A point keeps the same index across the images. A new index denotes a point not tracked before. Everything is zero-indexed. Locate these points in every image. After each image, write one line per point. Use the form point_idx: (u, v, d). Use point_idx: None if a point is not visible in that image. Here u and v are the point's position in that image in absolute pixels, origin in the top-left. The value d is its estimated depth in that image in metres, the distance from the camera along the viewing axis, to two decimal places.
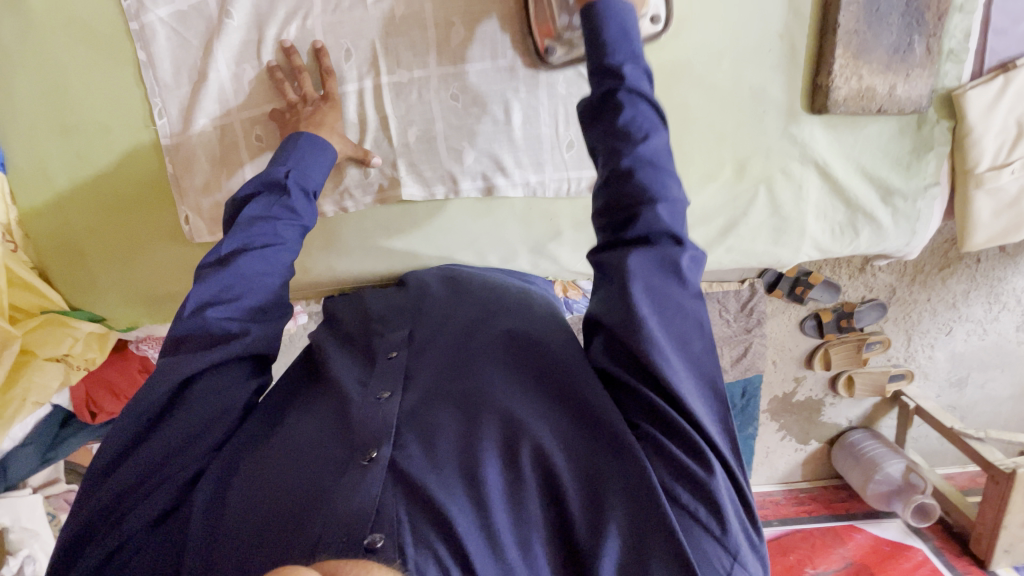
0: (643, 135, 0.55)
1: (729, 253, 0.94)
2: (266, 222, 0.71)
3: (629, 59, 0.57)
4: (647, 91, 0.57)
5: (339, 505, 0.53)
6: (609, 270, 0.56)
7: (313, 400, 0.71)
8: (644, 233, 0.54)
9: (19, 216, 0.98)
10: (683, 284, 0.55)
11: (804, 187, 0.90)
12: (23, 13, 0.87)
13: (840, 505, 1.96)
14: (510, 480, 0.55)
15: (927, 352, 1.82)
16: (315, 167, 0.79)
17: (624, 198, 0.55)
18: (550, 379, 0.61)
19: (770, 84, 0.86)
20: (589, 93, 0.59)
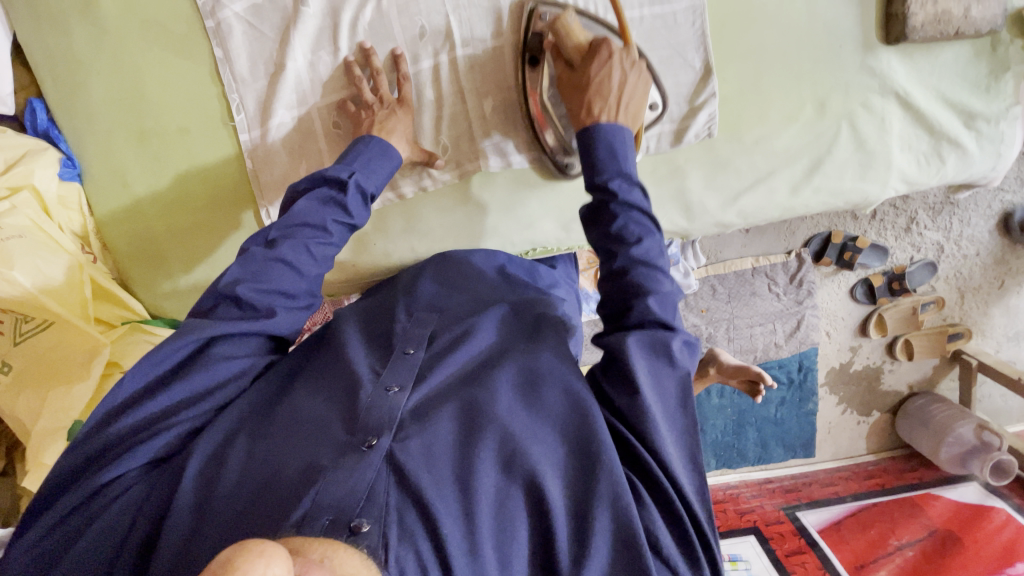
0: (635, 238, 0.66)
1: (817, 193, 0.94)
2: (316, 215, 0.73)
3: (618, 177, 0.69)
4: (637, 203, 0.68)
5: (331, 484, 0.54)
6: (609, 352, 0.64)
7: (317, 380, 0.69)
8: (637, 321, 0.64)
9: (96, 226, 0.98)
10: (670, 363, 0.63)
11: (887, 119, 0.90)
12: (99, 21, 0.89)
13: (912, 475, 1.86)
14: (501, 484, 0.57)
15: (982, 308, 1.78)
16: (375, 171, 0.79)
17: (620, 292, 0.66)
18: (551, 379, 0.65)
19: (844, 18, 0.86)
20: (589, 203, 0.71)
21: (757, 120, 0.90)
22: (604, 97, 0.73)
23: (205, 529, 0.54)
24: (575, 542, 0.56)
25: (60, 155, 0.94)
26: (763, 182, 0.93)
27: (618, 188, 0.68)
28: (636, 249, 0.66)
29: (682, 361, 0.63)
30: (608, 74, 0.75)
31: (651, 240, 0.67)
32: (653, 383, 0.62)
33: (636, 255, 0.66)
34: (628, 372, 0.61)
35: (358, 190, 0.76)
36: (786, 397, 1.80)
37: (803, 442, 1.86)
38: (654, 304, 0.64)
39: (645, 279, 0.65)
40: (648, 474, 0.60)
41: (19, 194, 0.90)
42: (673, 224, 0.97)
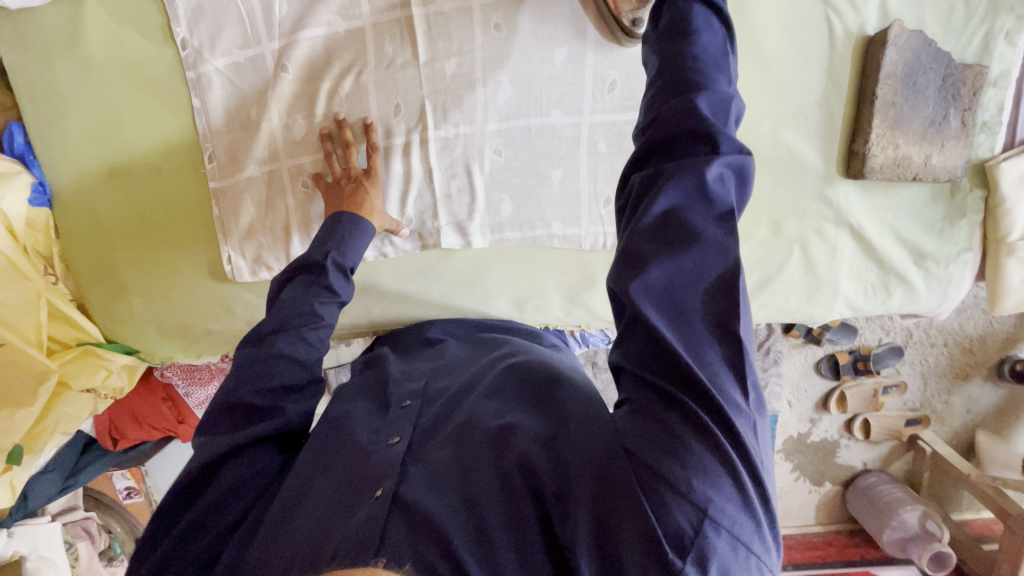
0: (694, 30, 0.52)
1: (764, 308, 0.96)
2: (303, 301, 0.71)
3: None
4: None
5: (349, 533, 0.54)
6: (635, 188, 0.51)
7: (318, 444, 0.68)
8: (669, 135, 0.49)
9: (62, 249, 1.00)
10: (705, 201, 0.47)
11: (839, 247, 0.92)
12: (81, 57, 0.90)
13: (854, 551, 1.91)
14: (502, 498, 0.53)
15: (945, 398, 1.79)
16: (356, 248, 0.78)
17: (664, 99, 0.51)
18: (524, 395, 0.65)
19: (807, 149, 0.88)
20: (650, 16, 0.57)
21: None
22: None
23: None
24: (568, 517, 0.50)
25: (32, 179, 0.95)
26: None
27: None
28: (692, 45, 0.51)
29: (719, 193, 0.47)
30: None
31: (714, 43, 0.52)
32: (681, 223, 0.47)
33: (693, 48, 0.51)
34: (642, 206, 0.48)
35: (337, 267, 0.75)
36: None
37: None
38: (703, 107, 0.48)
39: (699, 72, 0.50)
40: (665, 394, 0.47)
41: None
42: None
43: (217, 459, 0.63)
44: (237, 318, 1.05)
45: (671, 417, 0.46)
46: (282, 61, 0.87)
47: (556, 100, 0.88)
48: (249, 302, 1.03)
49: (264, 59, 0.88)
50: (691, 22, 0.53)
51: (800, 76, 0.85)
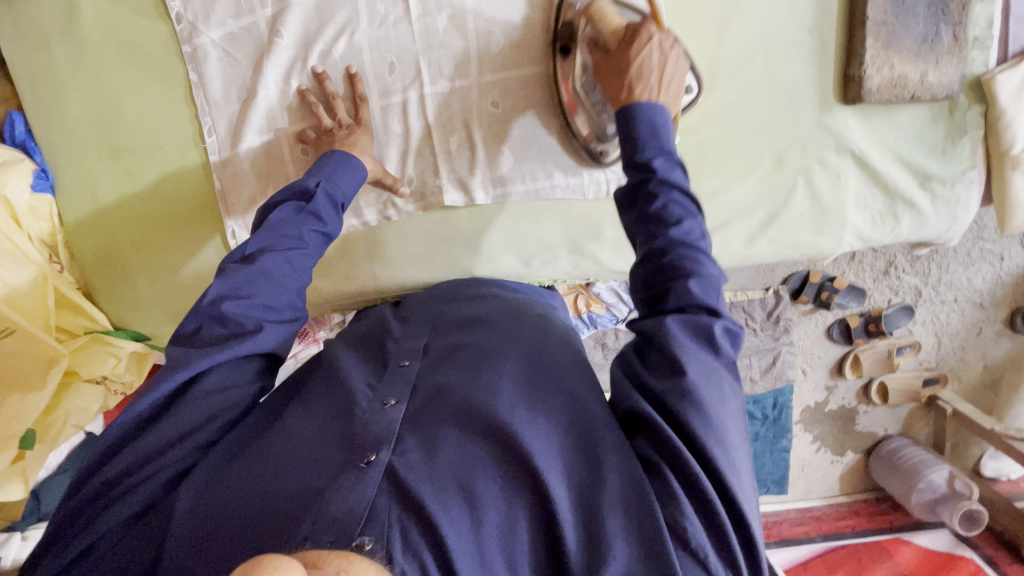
0: (675, 218, 0.61)
1: (773, 245, 0.94)
2: (292, 226, 0.73)
3: (661, 157, 0.63)
4: (679, 182, 0.63)
5: (331, 503, 0.54)
6: (649, 336, 0.60)
7: (311, 394, 0.70)
8: (676, 305, 0.59)
9: (65, 236, 0.99)
10: (714, 352, 0.58)
11: (843, 176, 0.91)
12: (78, 39, 0.91)
13: (883, 517, 1.88)
14: (508, 490, 0.57)
15: (959, 354, 1.77)
16: (343, 179, 0.80)
17: (660, 274, 0.60)
18: (549, 387, 0.65)
19: (803, 77, 0.88)
20: (625, 184, 0.65)
21: (716, 171, 0.91)
22: (645, 79, 0.68)
23: (206, 552, 0.54)
24: (586, 539, 0.54)
25: (35, 166, 0.96)
26: (719, 231, 0.93)
27: (658, 166, 0.63)
28: (675, 231, 0.61)
29: (728, 349, 0.58)
30: (648, 54, 0.70)
31: (691, 223, 0.62)
32: (706, 372, 0.56)
33: (678, 236, 0.61)
34: (671, 355, 0.56)
35: (326, 197, 0.77)
36: (761, 433, 1.78)
37: (776, 480, 1.86)
38: (696, 288, 0.58)
39: (691, 259, 0.59)
40: (673, 459, 0.56)
41: None
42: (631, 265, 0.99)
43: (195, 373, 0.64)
44: None
45: (677, 485, 0.55)
46: (277, 27, 0.88)
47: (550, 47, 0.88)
48: None
49: (258, 26, 0.89)
50: (669, 209, 0.62)
51: (789, 4, 0.86)
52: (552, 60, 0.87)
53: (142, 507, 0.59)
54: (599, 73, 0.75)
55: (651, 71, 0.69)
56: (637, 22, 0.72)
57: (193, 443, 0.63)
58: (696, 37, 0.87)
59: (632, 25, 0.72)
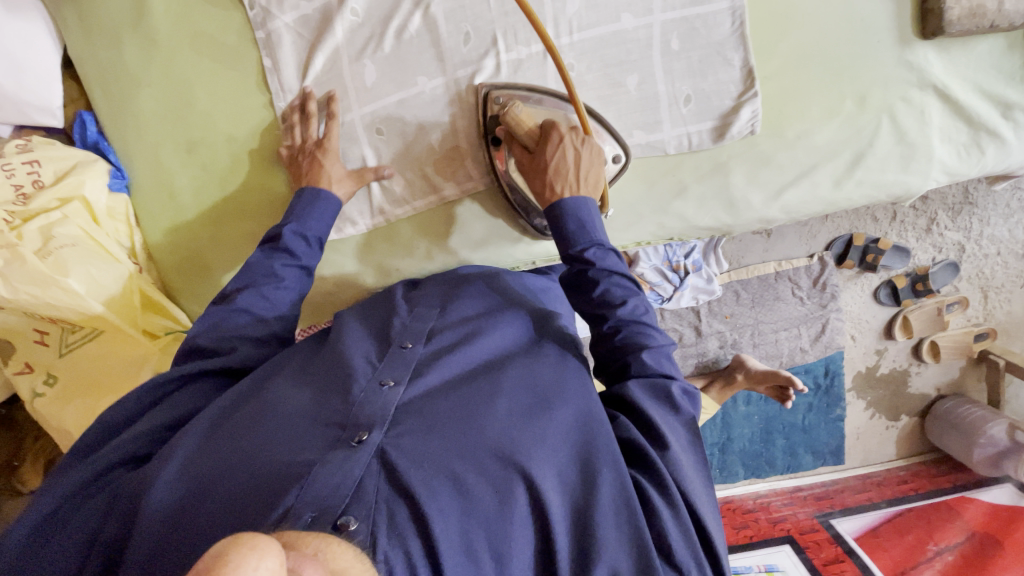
0: (619, 300, 0.75)
1: (860, 186, 0.95)
2: (264, 264, 0.84)
3: (592, 248, 0.77)
4: (614, 269, 0.77)
5: (318, 477, 0.57)
6: (618, 399, 0.73)
7: (309, 373, 0.75)
8: (637, 375, 0.73)
9: (144, 237, 0.99)
10: (677, 409, 0.72)
11: (926, 111, 0.91)
12: (148, 34, 0.91)
13: (944, 479, 1.77)
14: (493, 475, 0.61)
15: (1005, 306, 1.74)
16: (316, 216, 0.87)
17: (617, 350, 0.75)
18: (540, 381, 0.71)
19: (881, 14, 0.88)
20: (569, 274, 0.79)
21: (798, 116, 0.91)
22: (563, 177, 0.79)
23: (193, 511, 0.58)
24: (576, 533, 0.60)
25: (110, 166, 0.95)
26: (806, 176, 0.94)
27: (595, 257, 0.77)
28: (618, 311, 0.75)
29: (686, 408, 0.71)
30: (562, 153, 0.80)
31: (631, 299, 0.76)
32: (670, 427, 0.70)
33: (625, 316, 0.75)
34: (642, 413, 0.69)
35: (298, 235, 0.86)
36: (814, 403, 1.74)
37: (832, 450, 1.79)
38: (649, 359, 0.73)
39: (638, 337, 0.74)
40: (652, 470, 0.66)
41: (70, 205, 0.89)
42: (716, 219, 0.98)
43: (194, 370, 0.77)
44: (327, 281, 1.03)
45: (653, 495, 0.64)
46: (350, 5, 0.88)
47: (624, 4, 0.88)
48: (338, 263, 1.02)
49: (332, 7, 0.89)
50: (612, 292, 0.76)
51: None
52: (484, 149, 0.92)
53: (133, 460, 0.69)
54: (524, 169, 0.84)
55: (567, 169, 0.80)
56: (550, 121, 0.82)
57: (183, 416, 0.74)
58: None
59: (544, 125, 0.82)
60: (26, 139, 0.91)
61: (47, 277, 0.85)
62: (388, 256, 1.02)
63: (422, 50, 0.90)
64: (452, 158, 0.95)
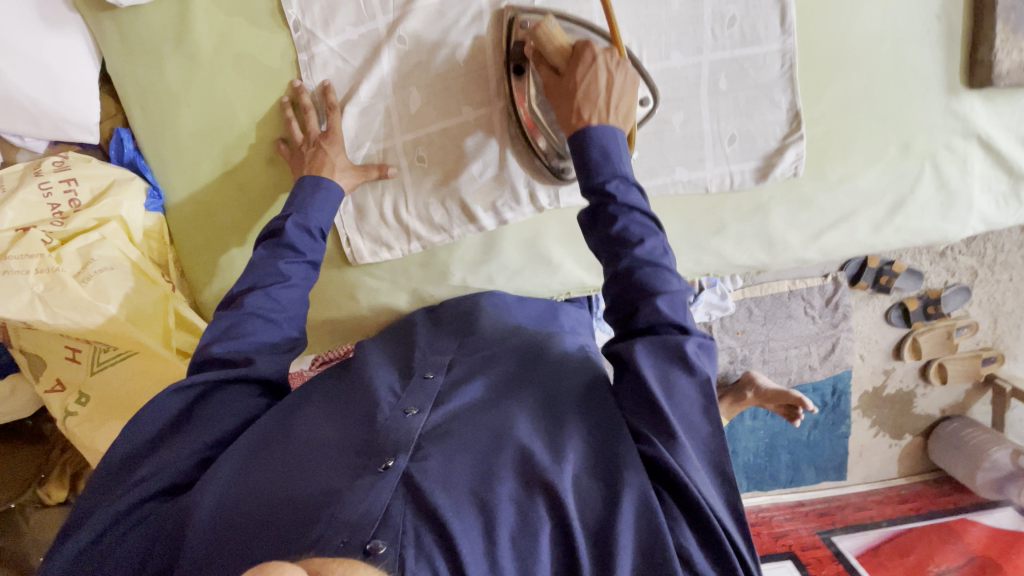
0: (637, 237, 0.64)
1: (898, 232, 0.95)
2: (268, 263, 0.76)
3: (614, 179, 0.67)
4: (636, 204, 0.66)
5: (348, 507, 0.57)
6: (623, 365, 0.65)
7: (333, 402, 0.74)
8: (648, 324, 0.63)
9: (177, 254, 0.99)
10: (688, 370, 0.62)
11: (969, 160, 0.91)
12: (190, 53, 0.89)
13: (946, 499, 1.76)
14: (520, 502, 0.59)
15: (1015, 332, 1.71)
16: (317, 207, 0.82)
17: (630, 294, 0.64)
18: (568, 404, 0.68)
19: (929, 63, 0.88)
20: (585, 209, 0.69)
21: (841, 159, 0.91)
22: (593, 102, 0.69)
23: (229, 542, 0.57)
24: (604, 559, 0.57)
25: (146, 184, 0.94)
26: (846, 220, 0.94)
27: (615, 190, 0.66)
28: (637, 248, 0.64)
29: (701, 367, 0.62)
30: (593, 76, 0.70)
31: (652, 240, 0.65)
32: (674, 399, 0.63)
33: (641, 256, 0.64)
34: (638, 381, 0.62)
35: (301, 228, 0.80)
36: (820, 419, 1.71)
37: (835, 466, 1.77)
38: (664, 306, 0.63)
39: (654, 280, 0.63)
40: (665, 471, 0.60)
41: (108, 225, 0.89)
42: (753, 258, 0.98)
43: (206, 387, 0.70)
44: (361, 305, 1.03)
45: (671, 504, 0.61)
46: (399, 34, 0.87)
47: (675, 41, 0.87)
48: (372, 287, 1.02)
49: (378, 34, 0.88)
50: (630, 230, 0.65)
51: None
52: (507, 81, 0.86)
53: (165, 492, 0.65)
54: (551, 93, 0.75)
55: (599, 91, 0.70)
56: (583, 41, 0.73)
57: (215, 435, 0.69)
58: (821, 28, 0.87)
59: (577, 43, 0.73)
60: (62, 156, 0.90)
61: (88, 301, 0.85)
62: (424, 282, 1.02)
63: (467, 80, 0.89)
64: (493, 189, 0.95)
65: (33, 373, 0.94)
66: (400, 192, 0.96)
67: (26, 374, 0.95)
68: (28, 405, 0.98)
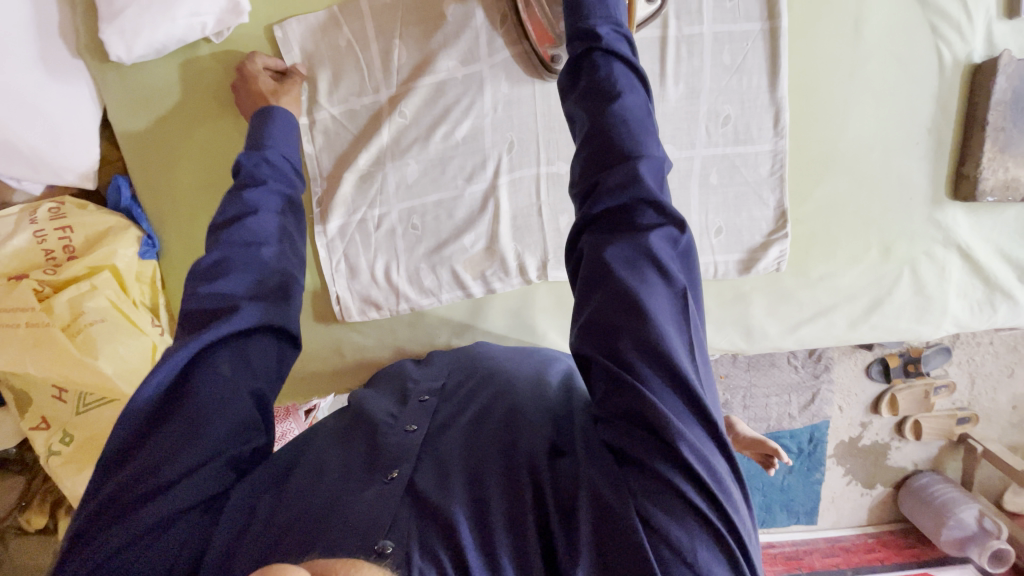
0: (615, 88, 0.52)
1: (874, 330, 0.98)
2: (230, 199, 0.65)
3: (606, 23, 0.55)
4: (622, 52, 0.54)
5: (354, 512, 0.51)
6: (584, 262, 0.51)
7: (329, 427, 0.67)
8: (619, 199, 0.49)
9: (168, 301, 0.99)
10: (662, 274, 0.47)
11: (947, 268, 0.94)
12: (192, 108, 0.90)
13: (909, 552, 1.80)
14: (513, 508, 0.50)
15: (991, 394, 1.71)
16: (277, 134, 0.73)
17: (601, 161, 0.51)
18: (556, 408, 0.60)
19: (916, 172, 0.90)
20: (567, 59, 0.57)
21: (824, 258, 0.94)
22: None
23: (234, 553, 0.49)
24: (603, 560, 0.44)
25: (141, 234, 0.94)
26: (824, 315, 0.97)
27: (605, 34, 0.54)
28: (616, 105, 0.51)
29: (677, 274, 0.47)
30: None
31: (636, 96, 0.53)
32: (649, 323, 0.46)
33: (620, 108, 0.51)
34: (597, 277, 0.48)
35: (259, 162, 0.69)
36: (795, 466, 1.74)
37: (807, 510, 1.80)
38: (645, 173, 0.49)
39: (631, 134, 0.50)
40: (657, 427, 0.44)
41: (99, 274, 0.90)
42: (732, 344, 1.00)
43: (199, 355, 0.55)
44: (346, 360, 1.05)
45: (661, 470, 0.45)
46: (400, 108, 0.88)
47: (670, 135, 0.88)
48: (358, 343, 1.04)
49: (379, 106, 0.89)
50: (613, 80, 0.53)
51: (910, 104, 0.88)
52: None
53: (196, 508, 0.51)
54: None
55: None
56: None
57: (213, 445, 0.53)
58: (812, 133, 0.89)
59: None
60: (59, 202, 0.91)
61: (78, 359, 0.86)
62: (410, 341, 1.04)
63: (465, 155, 0.91)
64: (484, 260, 0.96)
65: (18, 409, 0.95)
66: (392, 256, 0.97)
67: (13, 409, 0.96)
68: (12, 437, 0.99)
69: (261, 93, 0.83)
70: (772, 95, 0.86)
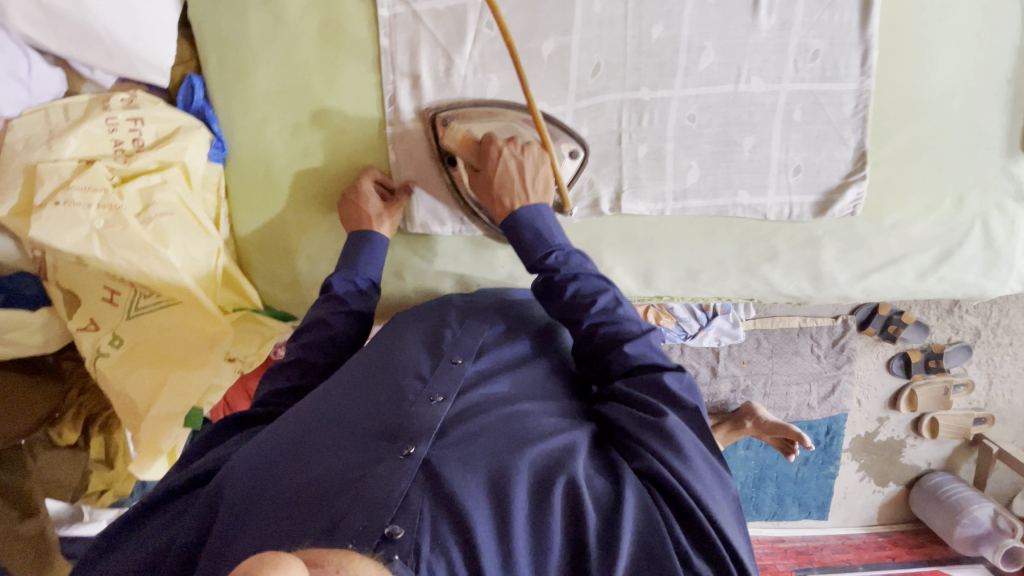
0: (588, 299, 0.74)
1: (941, 282, 0.99)
2: (316, 311, 0.85)
3: (552, 253, 0.77)
4: (576, 271, 0.76)
5: (373, 485, 0.56)
6: (616, 401, 0.70)
7: (359, 381, 0.72)
8: (626, 366, 0.71)
9: (230, 210, 0.99)
10: (681, 403, 0.66)
11: (1017, 222, 0.95)
12: (277, 7, 0.89)
13: (921, 551, 1.74)
14: (532, 513, 0.56)
15: (1006, 396, 1.58)
16: (366, 260, 0.89)
17: (599, 349, 0.74)
18: (564, 406, 0.71)
19: (993, 123, 0.91)
20: (536, 283, 0.79)
21: (898, 206, 0.94)
22: (510, 190, 0.81)
23: (256, 514, 0.58)
24: (607, 548, 0.54)
25: (211, 135, 0.93)
26: (893, 264, 0.97)
27: (557, 262, 0.77)
28: (587, 313, 0.73)
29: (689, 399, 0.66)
30: (505, 162, 0.82)
31: (605, 294, 0.74)
32: (675, 430, 0.62)
33: (597, 314, 0.73)
34: (647, 416, 0.64)
35: (351, 285, 0.87)
36: (810, 457, 1.65)
37: (819, 505, 1.72)
38: (631, 350, 0.71)
39: (616, 331, 0.72)
40: (666, 483, 0.60)
41: (169, 169, 0.88)
42: (799, 289, 1.01)
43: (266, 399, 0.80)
44: (405, 285, 1.05)
45: (663, 504, 0.59)
46: (488, 19, 0.88)
47: (757, 67, 0.88)
48: (419, 268, 1.03)
49: (467, 16, 0.88)
50: (583, 292, 0.75)
51: (992, 54, 0.89)
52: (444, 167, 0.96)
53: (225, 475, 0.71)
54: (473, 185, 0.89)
55: (513, 178, 0.81)
56: (488, 135, 0.85)
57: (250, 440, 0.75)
58: (896, 77, 0.89)
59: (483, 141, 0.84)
60: (131, 94, 0.88)
61: (146, 244, 0.85)
62: (472, 269, 1.03)
63: (550, 73, 0.90)
64: None
65: (64, 311, 0.91)
66: None
67: (58, 309, 0.91)
68: (54, 342, 0.95)
69: (366, 215, 0.90)
70: (862, 33, 0.86)
